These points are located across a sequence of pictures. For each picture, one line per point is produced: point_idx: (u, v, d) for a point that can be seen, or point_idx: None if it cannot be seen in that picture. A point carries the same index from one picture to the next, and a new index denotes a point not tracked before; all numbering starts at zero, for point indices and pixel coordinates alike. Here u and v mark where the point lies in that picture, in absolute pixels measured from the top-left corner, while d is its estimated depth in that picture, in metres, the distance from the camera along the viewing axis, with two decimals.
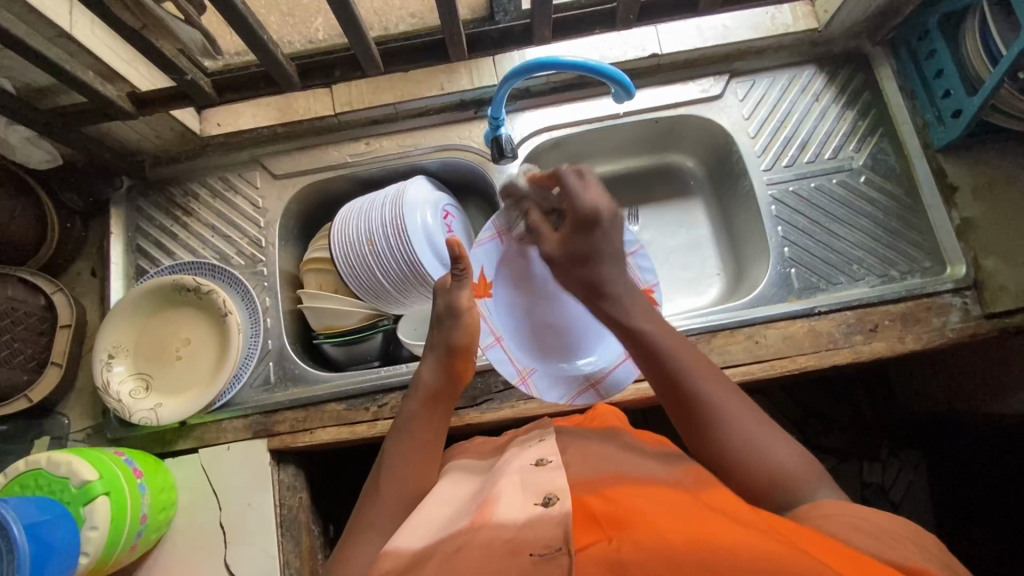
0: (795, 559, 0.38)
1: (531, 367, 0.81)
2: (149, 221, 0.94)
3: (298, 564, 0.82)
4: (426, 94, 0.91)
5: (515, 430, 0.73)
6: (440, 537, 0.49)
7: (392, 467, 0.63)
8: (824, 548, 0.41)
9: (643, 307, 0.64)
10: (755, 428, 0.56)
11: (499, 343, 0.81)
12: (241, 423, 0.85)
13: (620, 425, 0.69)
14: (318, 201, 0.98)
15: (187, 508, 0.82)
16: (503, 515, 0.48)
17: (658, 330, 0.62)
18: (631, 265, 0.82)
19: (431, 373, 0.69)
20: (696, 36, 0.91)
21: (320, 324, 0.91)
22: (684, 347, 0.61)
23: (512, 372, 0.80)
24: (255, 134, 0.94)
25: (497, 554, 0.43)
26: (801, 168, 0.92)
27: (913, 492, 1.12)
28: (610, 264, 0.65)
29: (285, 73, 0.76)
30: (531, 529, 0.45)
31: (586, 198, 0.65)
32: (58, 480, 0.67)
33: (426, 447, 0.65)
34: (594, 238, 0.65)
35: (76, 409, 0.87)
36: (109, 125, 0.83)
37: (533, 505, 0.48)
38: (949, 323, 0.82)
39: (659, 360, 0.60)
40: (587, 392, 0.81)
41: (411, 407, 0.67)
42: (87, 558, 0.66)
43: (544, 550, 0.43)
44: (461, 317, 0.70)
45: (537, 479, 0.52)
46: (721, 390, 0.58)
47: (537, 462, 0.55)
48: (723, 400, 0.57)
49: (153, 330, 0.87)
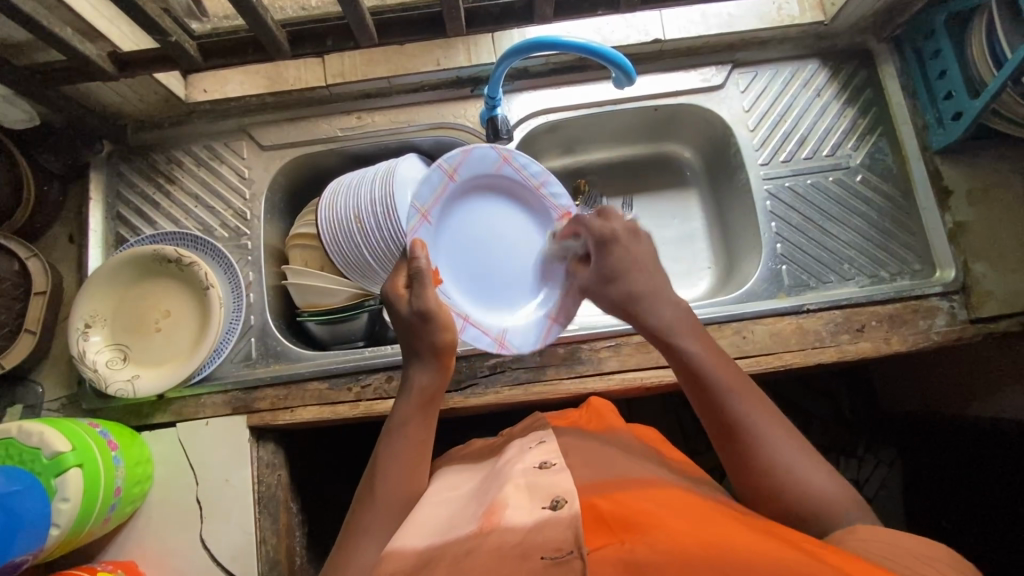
0: (805, 562, 0.39)
1: (502, 329, 0.80)
2: (130, 187, 0.91)
3: (274, 541, 0.82)
4: (422, 69, 0.89)
5: (512, 430, 0.74)
6: (444, 541, 0.49)
7: (387, 466, 0.63)
8: (834, 553, 0.41)
9: (683, 320, 0.65)
10: (741, 398, 0.59)
11: (469, 320, 0.78)
12: (221, 398, 0.84)
13: (619, 425, 0.70)
14: (307, 174, 0.96)
15: (165, 482, 0.81)
16: (511, 519, 0.47)
17: (701, 348, 0.63)
18: (541, 198, 0.86)
19: (425, 377, 0.67)
20: (701, 22, 0.89)
21: (304, 301, 0.89)
22: (733, 374, 0.61)
23: (489, 342, 0.78)
24: (243, 102, 0.91)
25: (508, 558, 0.43)
26: (798, 164, 0.91)
27: (887, 488, 1.15)
28: (634, 274, 0.68)
29: (275, 40, 0.73)
30: (540, 532, 0.45)
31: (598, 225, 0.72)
32: (29, 450, 0.65)
33: (417, 450, 0.64)
34: (614, 257, 0.70)
35: (51, 378, 0.85)
36: (89, 85, 0.79)
37: (541, 509, 0.47)
38: (935, 326, 0.82)
39: (678, 352, 0.63)
40: (553, 326, 0.82)
41: (405, 411, 0.65)
42: (57, 529, 0.65)
43: (555, 554, 0.42)
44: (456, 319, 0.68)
45: (543, 482, 0.51)
46: (778, 435, 0.57)
47: (541, 465, 0.55)
48: (789, 453, 0.56)
49: (132, 300, 0.85)
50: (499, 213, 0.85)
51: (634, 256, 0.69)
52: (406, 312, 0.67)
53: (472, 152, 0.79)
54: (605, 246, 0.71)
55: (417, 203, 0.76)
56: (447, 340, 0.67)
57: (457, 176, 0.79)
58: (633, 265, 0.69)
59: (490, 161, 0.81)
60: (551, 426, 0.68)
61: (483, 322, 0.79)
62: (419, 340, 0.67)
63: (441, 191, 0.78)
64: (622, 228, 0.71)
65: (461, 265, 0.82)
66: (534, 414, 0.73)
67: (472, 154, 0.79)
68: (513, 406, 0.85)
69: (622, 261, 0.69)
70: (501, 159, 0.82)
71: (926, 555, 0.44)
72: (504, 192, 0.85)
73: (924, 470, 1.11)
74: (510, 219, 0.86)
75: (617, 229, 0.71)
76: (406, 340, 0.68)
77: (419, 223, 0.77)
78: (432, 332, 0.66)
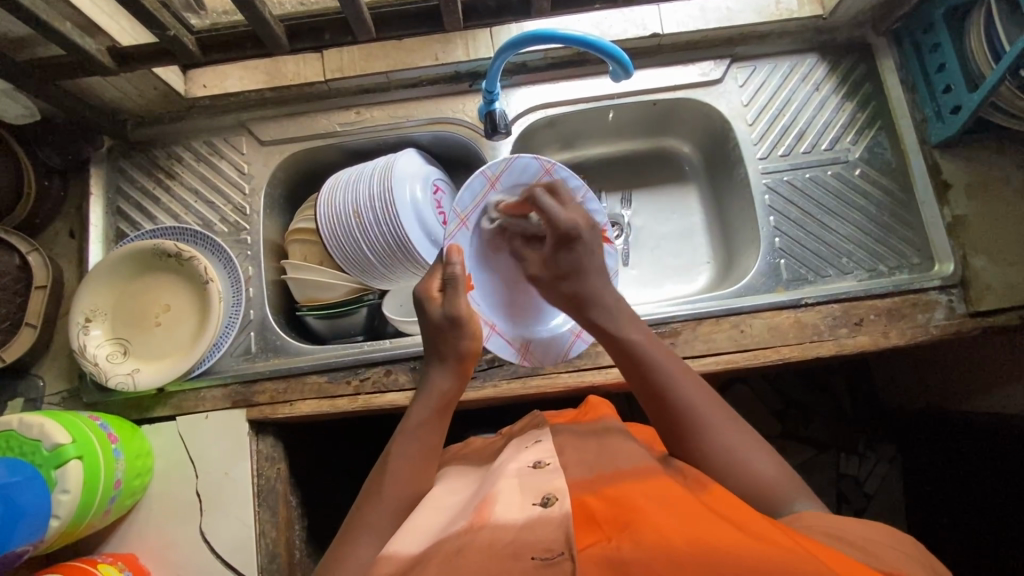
0: (793, 558, 0.39)
1: (526, 339, 0.83)
2: (131, 182, 0.92)
3: (273, 534, 0.82)
4: (421, 64, 0.89)
5: (512, 429, 0.74)
6: (440, 536, 0.49)
7: (399, 464, 0.63)
8: (817, 547, 0.42)
9: (629, 318, 0.67)
10: (682, 383, 0.61)
11: (494, 329, 0.81)
12: (221, 391, 0.84)
13: (614, 417, 0.69)
14: (306, 169, 0.96)
15: (165, 475, 0.82)
16: (501, 515, 0.48)
17: (644, 341, 0.65)
18: None
19: (445, 380, 0.69)
20: (699, 16, 0.89)
21: (303, 296, 0.90)
22: (674, 363, 0.63)
23: (511, 352, 0.82)
24: (242, 97, 0.91)
25: (498, 557, 0.43)
26: (796, 157, 0.91)
27: (887, 484, 1.15)
28: (595, 277, 0.69)
29: (273, 34, 0.74)
30: (530, 532, 0.45)
31: (559, 216, 0.70)
32: (30, 442, 0.66)
33: (430, 454, 0.65)
34: (571, 253, 0.70)
35: (51, 371, 0.86)
36: (88, 79, 0.79)
37: (530, 506, 0.49)
38: (933, 320, 0.82)
39: (629, 350, 0.64)
40: (579, 342, 0.84)
41: (423, 412, 0.67)
42: (57, 520, 0.66)
43: (546, 554, 0.43)
44: (465, 327, 0.69)
45: (534, 481, 0.53)
46: (717, 416, 0.59)
47: (535, 464, 0.55)
48: (726, 433, 0.58)
49: (133, 294, 0.85)
50: None
51: (591, 253, 0.70)
52: (438, 314, 0.69)
53: (514, 161, 0.77)
54: (566, 246, 0.70)
55: (457, 210, 0.77)
56: (472, 348, 0.70)
57: (499, 185, 0.78)
58: (587, 263, 0.70)
59: (531, 173, 0.78)
60: (547, 424, 0.68)
61: (508, 331, 0.82)
62: (445, 345, 0.70)
63: (480, 199, 0.78)
64: (582, 221, 0.71)
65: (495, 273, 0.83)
66: (533, 413, 0.74)
67: (514, 164, 0.77)
68: (512, 399, 0.85)
69: (578, 259, 0.70)
70: (543, 170, 0.78)
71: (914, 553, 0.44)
72: None
73: (924, 466, 1.11)
74: None
75: (578, 222, 0.70)
76: (431, 343, 0.70)
77: (456, 229, 0.78)
78: (459, 338, 0.69)
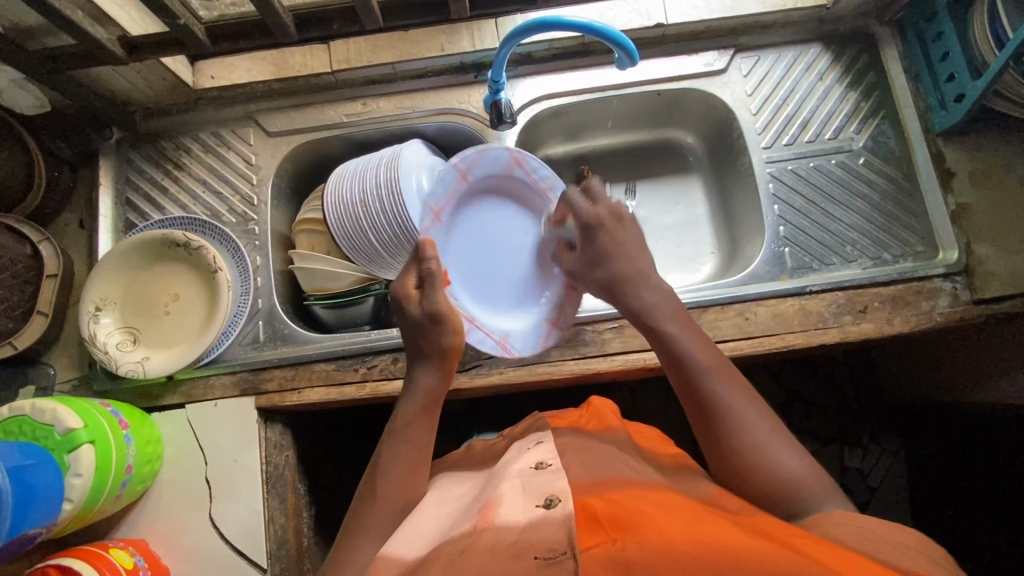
0: (792, 560, 0.39)
1: (505, 332, 0.83)
2: (139, 174, 0.92)
3: (283, 521, 0.82)
4: (427, 55, 0.89)
5: (513, 429, 0.75)
6: (447, 536, 0.49)
7: (392, 464, 0.64)
8: (823, 549, 0.41)
9: (665, 305, 0.68)
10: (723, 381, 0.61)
11: (474, 321, 0.81)
12: (230, 379, 0.85)
13: (618, 424, 0.71)
14: (313, 161, 0.97)
15: (175, 462, 0.83)
16: (505, 517, 0.48)
17: (681, 329, 0.65)
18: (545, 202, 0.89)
19: (430, 378, 0.69)
20: (703, 7, 0.90)
21: (310, 285, 0.90)
22: (714, 357, 0.63)
23: (493, 344, 0.81)
24: (250, 89, 0.92)
25: (503, 556, 0.43)
26: (801, 147, 0.91)
27: (892, 475, 1.15)
28: (617, 259, 0.72)
29: (281, 23, 0.75)
30: (534, 532, 0.45)
31: (584, 210, 0.75)
32: (42, 427, 0.67)
33: (420, 451, 0.65)
34: (599, 241, 0.74)
35: (62, 359, 0.87)
36: (98, 69, 0.80)
37: (534, 507, 0.48)
38: (937, 307, 0.83)
39: (663, 337, 0.65)
40: (552, 332, 0.85)
41: (409, 411, 0.67)
42: (70, 504, 0.66)
43: (549, 553, 0.42)
44: (446, 322, 0.69)
45: (538, 481, 0.52)
46: (757, 419, 0.58)
47: (537, 466, 0.55)
48: (770, 442, 0.57)
49: (142, 284, 0.86)
50: (501, 214, 0.87)
51: (620, 241, 0.73)
52: (417, 312, 0.69)
53: (484, 153, 0.82)
54: (598, 231, 0.74)
55: (433, 202, 0.78)
56: (455, 343, 0.70)
57: (469, 177, 0.82)
58: (618, 249, 0.73)
59: (501, 163, 0.84)
60: (550, 427, 0.68)
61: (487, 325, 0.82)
62: (426, 342, 0.70)
63: (453, 192, 0.80)
64: (606, 214, 0.75)
65: (467, 264, 0.84)
66: (536, 415, 0.75)
67: (486, 154, 0.81)
68: (517, 387, 0.86)
69: (608, 248, 0.73)
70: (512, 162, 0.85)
71: (921, 546, 0.44)
72: (510, 196, 0.88)
73: (926, 457, 1.11)
74: (515, 222, 0.89)
75: (600, 214, 0.75)
76: (414, 340, 0.70)
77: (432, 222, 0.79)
78: (441, 334, 0.69)
